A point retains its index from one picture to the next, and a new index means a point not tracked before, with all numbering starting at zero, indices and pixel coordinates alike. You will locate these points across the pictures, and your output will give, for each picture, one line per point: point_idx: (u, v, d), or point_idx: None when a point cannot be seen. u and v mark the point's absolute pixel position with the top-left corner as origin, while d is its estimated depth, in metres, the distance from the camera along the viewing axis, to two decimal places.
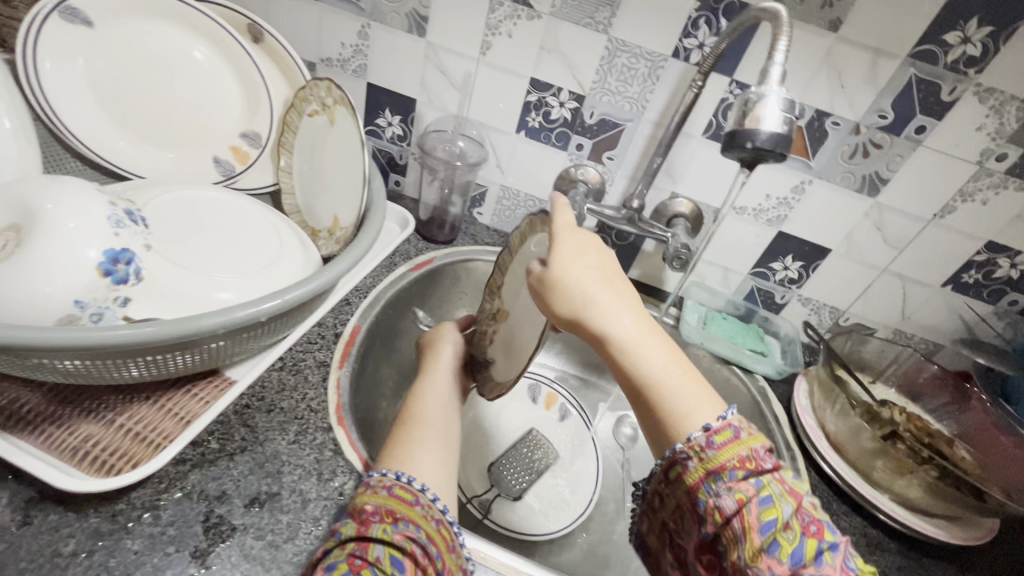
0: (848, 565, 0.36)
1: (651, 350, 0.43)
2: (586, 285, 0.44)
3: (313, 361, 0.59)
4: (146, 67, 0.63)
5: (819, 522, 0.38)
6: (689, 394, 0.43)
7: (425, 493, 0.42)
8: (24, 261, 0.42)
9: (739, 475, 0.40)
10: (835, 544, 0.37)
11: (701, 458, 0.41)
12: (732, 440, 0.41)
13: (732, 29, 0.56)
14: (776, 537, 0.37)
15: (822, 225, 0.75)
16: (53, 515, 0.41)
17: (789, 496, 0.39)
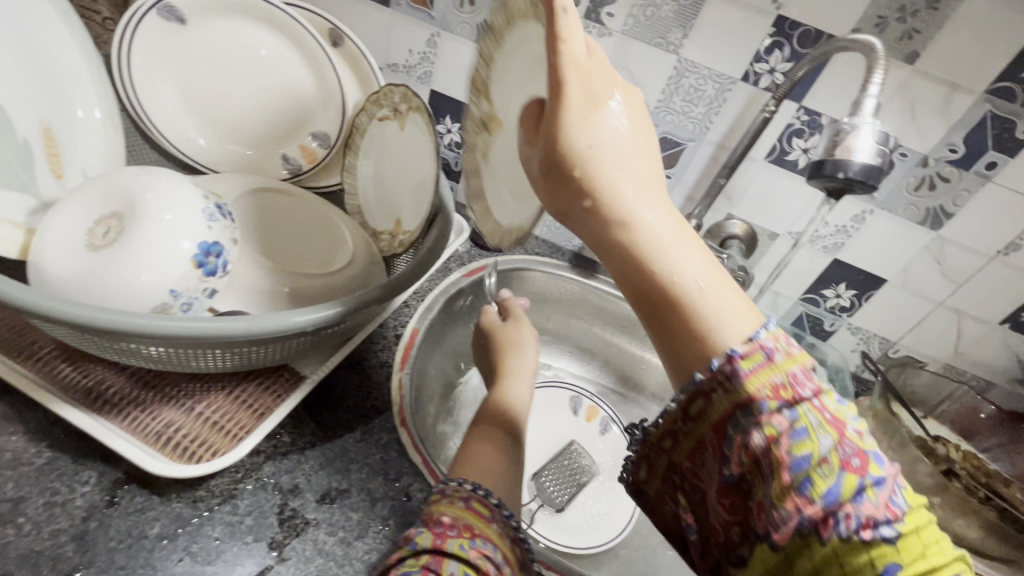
0: (895, 502, 0.29)
1: (681, 244, 0.35)
2: (604, 157, 0.35)
3: (376, 360, 0.60)
4: (228, 65, 0.65)
5: (865, 454, 0.30)
6: (725, 297, 0.35)
7: (501, 510, 0.43)
8: (129, 250, 0.44)
9: (771, 405, 0.32)
10: (882, 478, 0.30)
11: (727, 389, 0.33)
12: (764, 365, 0.32)
13: (813, 58, 0.57)
14: (811, 474, 0.30)
15: (879, 256, 0.75)
16: (139, 497, 0.42)
17: (829, 427, 0.31)
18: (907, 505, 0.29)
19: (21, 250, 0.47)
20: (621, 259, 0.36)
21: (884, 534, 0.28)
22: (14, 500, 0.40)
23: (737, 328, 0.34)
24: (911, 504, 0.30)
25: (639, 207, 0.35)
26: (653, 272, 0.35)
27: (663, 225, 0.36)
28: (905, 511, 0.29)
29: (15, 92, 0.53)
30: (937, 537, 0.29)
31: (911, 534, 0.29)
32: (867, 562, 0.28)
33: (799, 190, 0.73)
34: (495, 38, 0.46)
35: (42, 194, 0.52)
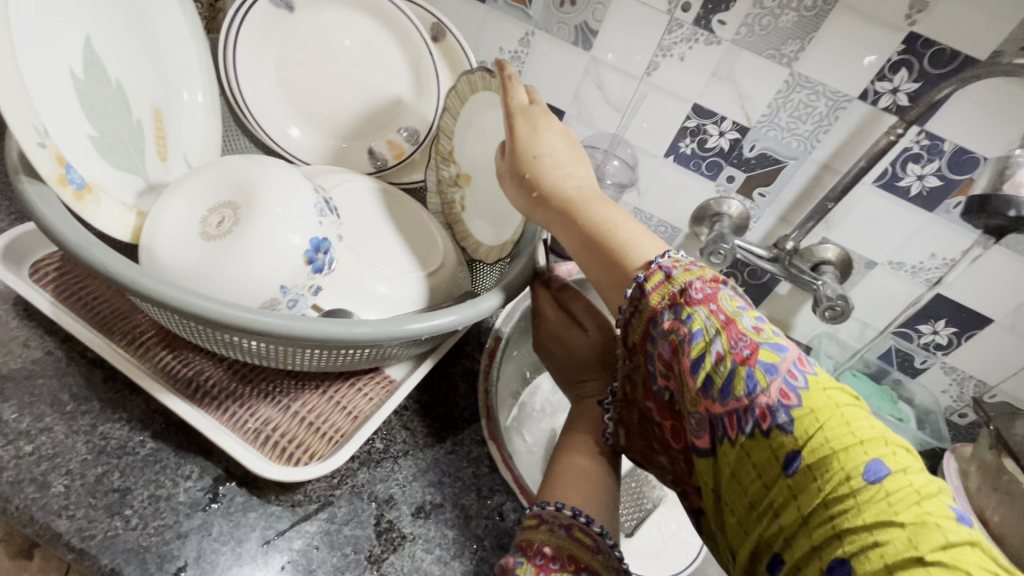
0: (789, 386, 0.31)
1: (600, 201, 0.45)
2: (544, 149, 0.47)
3: (462, 368, 0.58)
4: (327, 53, 0.64)
5: (756, 345, 0.32)
6: (636, 232, 0.43)
7: (606, 539, 0.40)
8: (247, 245, 0.42)
9: (671, 315, 0.37)
10: (775, 364, 0.31)
11: (640, 310, 0.39)
12: (662, 282, 0.38)
13: (958, 82, 0.53)
14: (708, 373, 0.33)
15: (991, 295, 0.69)
16: (240, 497, 0.41)
17: (720, 326, 0.34)
18: (804, 386, 0.31)
19: (133, 233, 0.46)
20: (559, 220, 0.46)
21: (780, 421, 0.30)
22: (120, 491, 0.39)
23: (644, 255, 0.42)
24: (810, 385, 0.31)
25: (564, 178, 0.46)
26: (581, 223, 0.45)
27: (587, 188, 0.46)
28: (799, 394, 0.30)
29: (130, 72, 0.52)
30: (844, 417, 0.30)
31: (806, 417, 0.30)
32: (769, 454, 0.30)
33: (906, 216, 0.68)
34: (451, 117, 0.61)
35: (148, 176, 0.51)
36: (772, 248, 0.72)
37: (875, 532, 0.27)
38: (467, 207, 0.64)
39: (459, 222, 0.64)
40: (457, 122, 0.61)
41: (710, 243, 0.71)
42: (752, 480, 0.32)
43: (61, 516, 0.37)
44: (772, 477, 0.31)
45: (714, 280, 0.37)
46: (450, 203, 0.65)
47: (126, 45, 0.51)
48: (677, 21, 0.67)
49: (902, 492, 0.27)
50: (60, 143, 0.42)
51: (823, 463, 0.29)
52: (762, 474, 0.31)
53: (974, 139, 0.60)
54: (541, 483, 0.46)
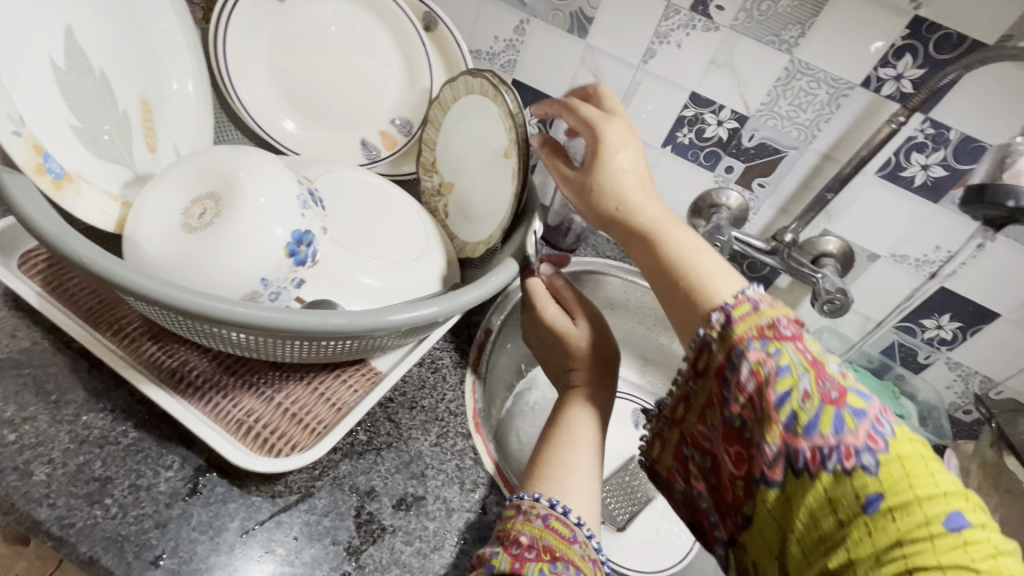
0: (878, 432, 0.30)
1: (678, 230, 0.43)
2: (625, 173, 0.45)
3: (450, 360, 0.57)
4: (318, 43, 0.64)
5: (845, 389, 0.32)
6: (713, 268, 0.40)
7: (583, 529, 0.40)
8: (225, 235, 0.42)
9: (758, 347, 0.34)
10: (863, 410, 0.31)
11: (723, 337, 0.36)
12: (751, 312, 0.36)
13: (961, 67, 0.52)
14: (794, 410, 0.32)
15: (997, 289, 0.67)
16: (220, 488, 0.41)
17: (809, 364, 0.33)
18: (892, 434, 0.30)
19: (116, 223, 0.46)
20: (635, 240, 0.44)
21: (864, 462, 0.29)
22: (101, 480, 0.39)
23: (720, 292, 0.38)
24: (896, 433, 0.30)
25: (638, 201, 0.44)
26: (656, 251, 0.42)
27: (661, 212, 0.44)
28: (887, 440, 0.30)
29: (117, 63, 0.52)
30: (929, 468, 0.29)
31: (893, 463, 0.29)
32: (849, 493, 0.29)
33: (908, 208, 0.66)
34: (434, 128, 0.65)
35: (137, 167, 0.51)
36: (770, 240, 0.71)
37: None
38: (453, 212, 0.65)
39: (447, 228, 0.66)
40: (439, 133, 0.65)
41: (705, 235, 0.69)
42: (824, 516, 0.30)
43: (42, 504, 0.37)
44: (846, 516, 0.29)
45: (799, 318, 0.36)
46: (436, 211, 0.68)
47: (110, 36, 0.51)
48: (674, 7, 0.65)
49: (980, 545, 0.27)
50: (39, 134, 0.42)
51: (906, 507, 0.28)
52: (837, 511, 0.30)
53: (982, 128, 0.58)
54: (524, 476, 0.46)
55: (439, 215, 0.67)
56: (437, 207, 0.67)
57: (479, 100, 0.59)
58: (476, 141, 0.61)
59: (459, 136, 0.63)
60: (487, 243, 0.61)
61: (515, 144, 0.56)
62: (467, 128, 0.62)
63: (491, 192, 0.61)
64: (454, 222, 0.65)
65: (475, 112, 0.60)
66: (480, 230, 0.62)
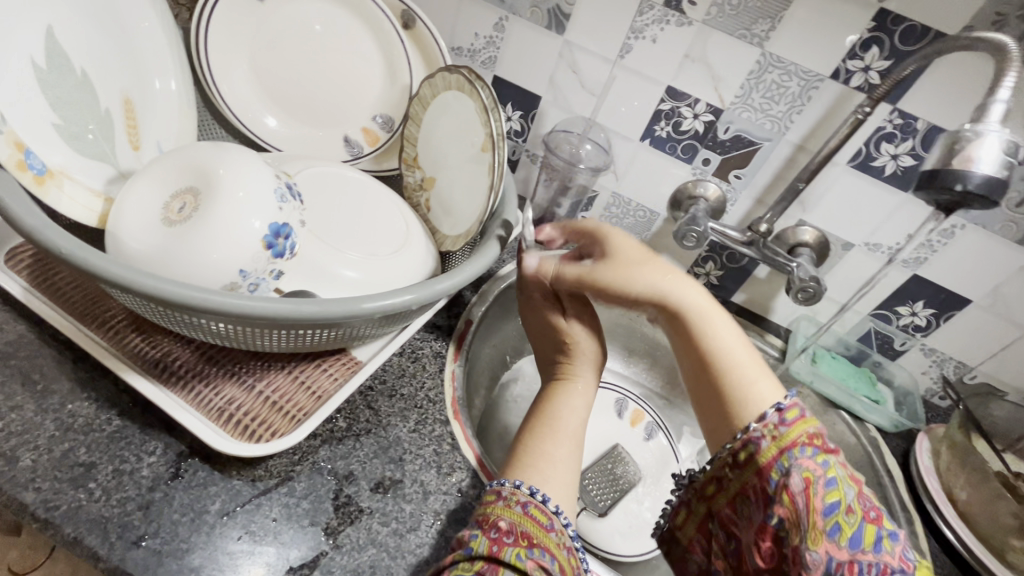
0: (907, 556, 0.34)
1: (725, 329, 0.47)
2: (662, 268, 0.50)
3: (430, 351, 0.59)
4: (299, 42, 0.65)
5: (879, 511, 0.36)
6: (756, 372, 0.44)
7: (560, 518, 0.41)
8: (203, 227, 0.44)
9: (808, 455, 0.37)
10: (895, 533, 0.35)
11: (774, 436, 0.39)
12: (801, 418, 0.39)
13: (921, 57, 0.53)
14: (839, 521, 0.35)
15: (968, 274, 0.68)
16: (202, 472, 0.43)
17: (851, 482, 0.37)
18: (915, 561, 0.34)
19: (98, 219, 0.49)
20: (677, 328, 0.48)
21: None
22: (86, 465, 0.41)
23: (763, 397, 0.42)
24: (917, 561, 0.35)
25: (686, 294, 0.48)
26: (702, 344, 0.46)
27: (709, 309, 0.48)
28: (914, 565, 0.34)
29: (99, 63, 0.53)
30: None
31: None
32: None
33: (879, 196, 0.67)
34: (415, 124, 0.66)
35: (120, 164, 0.53)
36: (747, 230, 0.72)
37: None
38: (434, 206, 0.66)
39: (429, 223, 0.67)
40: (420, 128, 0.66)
41: (682, 226, 0.71)
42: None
43: (28, 488, 0.39)
44: None
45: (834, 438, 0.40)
46: (418, 206, 0.69)
47: (93, 37, 0.53)
48: (648, 2, 0.66)
49: None
50: (19, 131, 0.44)
51: None
52: None
53: (947, 117, 0.60)
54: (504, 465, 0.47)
55: (422, 209, 0.68)
56: (419, 202, 0.68)
57: (459, 94, 0.61)
58: (456, 136, 0.62)
59: (439, 131, 0.64)
60: (466, 234, 0.61)
61: (494, 137, 0.57)
62: (447, 123, 0.63)
63: (470, 185, 0.62)
64: (435, 216, 0.66)
65: (456, 108, 0.62)
66: (458, 223, 0.63)
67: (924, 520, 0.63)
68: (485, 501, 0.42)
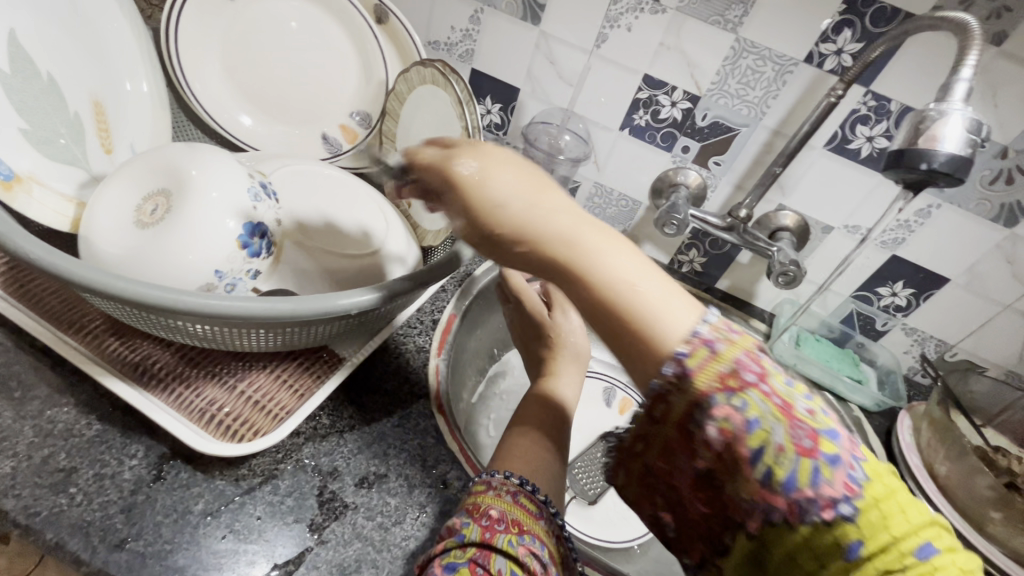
0: (852, 478, 0.28)
1: (608, 247, 0.33)
2: (507, 215, 0.34)
3: (413, 346, 0.60)
4: (272, 39, 0.65)
5: (817, 434, 0.28)
6: (661, 290, 0.32)
7: (549, 508, 0.42)
8: (176, 228, 0.43)
9: (723, 400, 0.29)
10: (836, 455, 0.28)
11: (682, 393, 0.30)
12: (709, 359, 0.30)
13: (890, 38, 0.53)
14: (769, 465, 0.28)
15: (944, 254, 0.69)
16: (184, 473, 0.43)
17: (779, 412, 0.29)
18: (864, 476, 0.28)
19: (70, 224, 0.49)
20: (561, 277, 0.33)
21: (843, 512, 0.27)
22: (66, 470, 0.41)
23: (677, 324, 0.31)
24: (868, 474, 0.28)
25: (547, 230, 0.33)
26: (591, 285, 0.32)
27: (587, 237, 0.33)
28: (861, 484, 0.28)
29: (65, 66, 0.53)
30: (902, 505, 0.28)
31: (872, 509, 0.27)
32: (831, 542, 0.27)
33: (856, 178, 0.68)
34: (392, 120, 0.66)
35: (92, 168, 0.53)
36: (727, 216, 0.73)
37: None
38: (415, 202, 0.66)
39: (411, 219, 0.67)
40: (398, 124, 0.66)
41: (662, 214, 0.71)
42: (803, 562, 0.28)
43: (7, 495, 0.39)
44: (833, 566, 0.27)
45: (756, 350, 0.31)
46: (399, 202, 0.68)
47: (60, 41, 0.53)
48: None
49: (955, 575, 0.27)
50: None
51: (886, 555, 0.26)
52: (821, 562, 0.28)
53: (918, 99, 0.61)
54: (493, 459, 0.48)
55: (404, 206, 0.68)
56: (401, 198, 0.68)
57: (435, 87, 0.60)
58: (433, 130, 0.62)
59: (418, 126, 0.64)
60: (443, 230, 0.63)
61: (469, 129, 0.57)
62: (425, 118, 0.63)
63: None
64: (416, 212, 0.66)
65: (432, 100, 0.61)
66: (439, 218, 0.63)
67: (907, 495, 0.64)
68: (475, 491, 0.42)
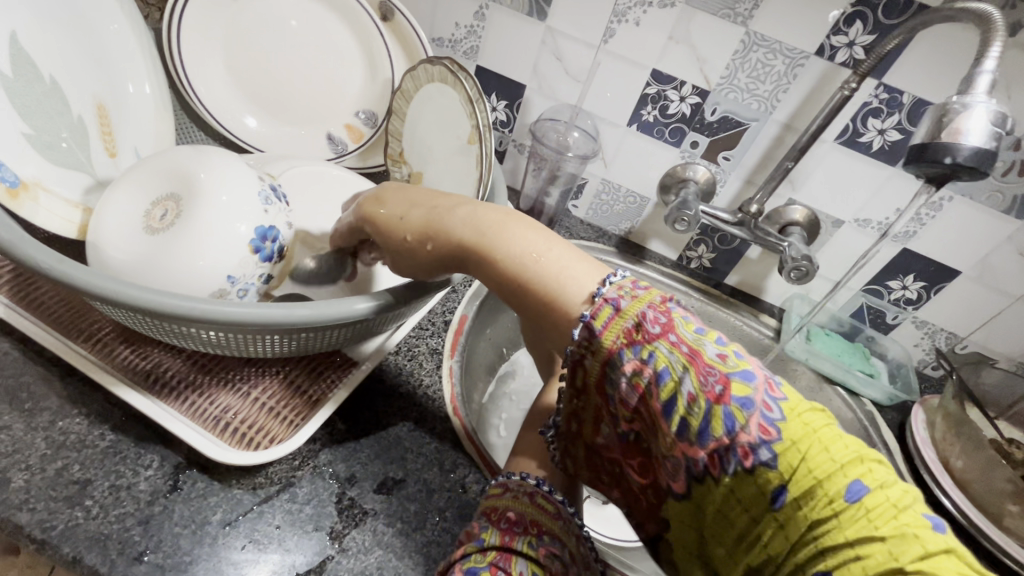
0: (767, 420, 0.29)
1: (513, 228, 0.39)
2: (413, 223, 0.42)
3: (426, 348, 0.59)
4: (275, 38, 0.64)
5: (727, 379, 0.30)
6: (567, 261, 0.37)
7: (566, 507, 0.40)
8: (186, 234, 0.43)
9: (631, 355, 0.32)
10: (749, 399, 0.29)
11: (593, 352, 0.34)
12: (613, 316, 0.33)
13: (906, 30, 0.53)
14: (683, 417, 0.30)
15: (955, 247, 0.69)
16: (201, 483, 0.42)
17: (687, 361, 0.31)
18: (781, 418, 0.29)
19: (78, 230, 0.48)
20: (475, 260, 0.40)
21: (763, 459, 0.28)
22: (81, 483, 0.40)
23: (581, 286, 0.35)
24: (785, 415, 0.29)
25: (449, 227, 0.41)
26: (500, 262, 0.38)
27: (491, 222, 0.40)
28: (777, 427, 0.28)
29: (67, 69, 0.52)
30: (822, 443, 0.28)
31: (788, 451, 0.28)
32: (756, 490, 0.29)
33: (868, 170, 0.67)
34: (398, 119, 0.65)
35: (96, 172, 0.52)
36: (736, 212, 0.72)
37: (856, 545, 0.26)
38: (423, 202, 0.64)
39: None
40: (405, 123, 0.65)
41: (672, 211, 0.70)
42: (737, 512, 0.30)
43: (22, 509, 0.38)
44: (760, 511, 0.29)
45: (663, 303, 0.33)
46: None
47: (60, 43, 0.51)
48: None
49: (881, 508, 0.27)
50: None
51: (807, 494, 0.28)
52: (749, 508, 0.30)
53: (931, 91, 0.60)
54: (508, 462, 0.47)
55: None
56: None
57: (443, 82, 0.59)
58: (442, 127, 0.61)
59: (426, 124, 0.62)
60: None
61: (479, 124, 0.56)
62: (434, 115, 0.62)
63: (457, 174, 0.59)
64: None
65: (441, 96, 0.60)
66: None
67: (922, 489, 0.64)
68: (490, 494, 0.41)
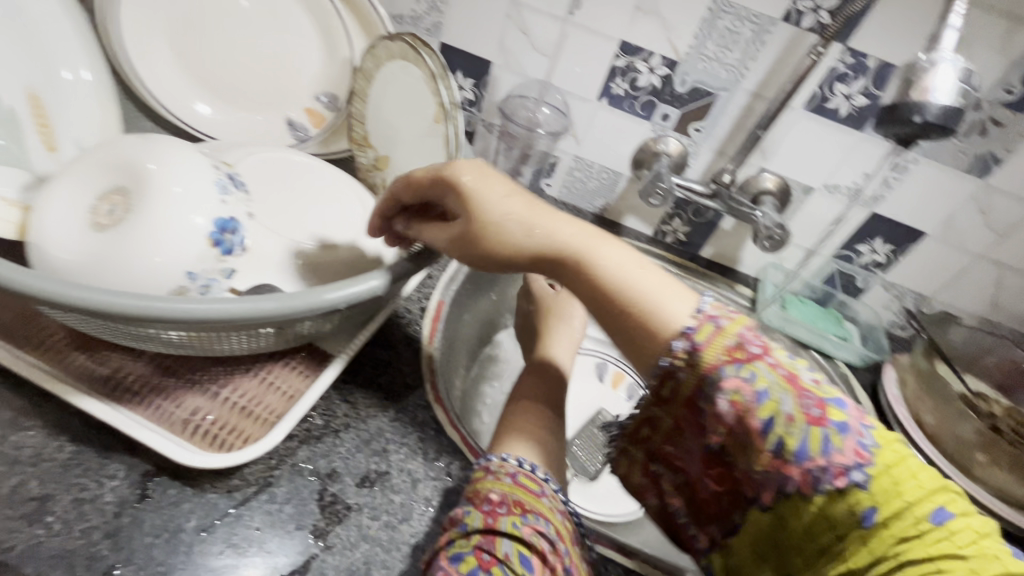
0: (862, 445, 0.30)
1: (606, 246, 0.39)
2: (519, 213, 0.40)
3: (403, 336, 0.57)
4: (223, 17, 0.60)
5: (824, 403, 0.31)
6: (657, 284, 0.36)
7: (550, 484, 0.39)
8: (137, 228, 0.40)
9: (732, 372, 0.32)
10: (846, 424, 0.30)
11: (691, 365, 0.33)
12: (714, 332, 0.33)
13: None
14: (780, 436, 0.31)
15: (921, 208, 0.70)
16: (172, 490, 0.40)
17: (786, 383, 0.31)
18: (875, 443, 0.30)
19: (17, 230, 0.43)
20: (565, 270, 0.39)
21: (856, 479, 0.29)
22: (40, 498, 0.38)
23: (676, 305, 0.35)
24: (878, 442, 0.30)
25: (560, 227, 0.39)
26: (592, 273, 0.37)
27: (584, 234, 0.39)
28: (871, 451, 0.30)
29: None
30: (911, 470, 0.30)
31: (883, 475, 0.29)
32: (846, 509, 0.30)
33: (837, 136, 0.67)
34: (360, 100, 0.62)
35: (33, 168, 0.49)
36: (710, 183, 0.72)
37: (938, 561, 0.28)
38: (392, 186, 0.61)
39: None
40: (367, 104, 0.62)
41: (647, 186, 0.70)
42: (821, 530, 0.31)
43: None
44: (846, 530, 0.30)
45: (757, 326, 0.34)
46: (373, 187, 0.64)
47: None
48: None
49: (964, 532, 0.29)
50: None
51: (896, 514, 0.29)
52: (835, 526, 0.30)
53: (895, 54, 0.61)
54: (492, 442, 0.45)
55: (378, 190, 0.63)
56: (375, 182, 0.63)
57: (405, 60, 0.57)
58: (406, 106, 0.58)
59: (390, 104, 0.60)
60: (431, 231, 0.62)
61: (445, 101, 0.54)
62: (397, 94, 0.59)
63: (425, 154, 0.57)
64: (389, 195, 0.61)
65: (404, 75, 0.58)
66: None
67: None
68: (473, 479, 0.39)
